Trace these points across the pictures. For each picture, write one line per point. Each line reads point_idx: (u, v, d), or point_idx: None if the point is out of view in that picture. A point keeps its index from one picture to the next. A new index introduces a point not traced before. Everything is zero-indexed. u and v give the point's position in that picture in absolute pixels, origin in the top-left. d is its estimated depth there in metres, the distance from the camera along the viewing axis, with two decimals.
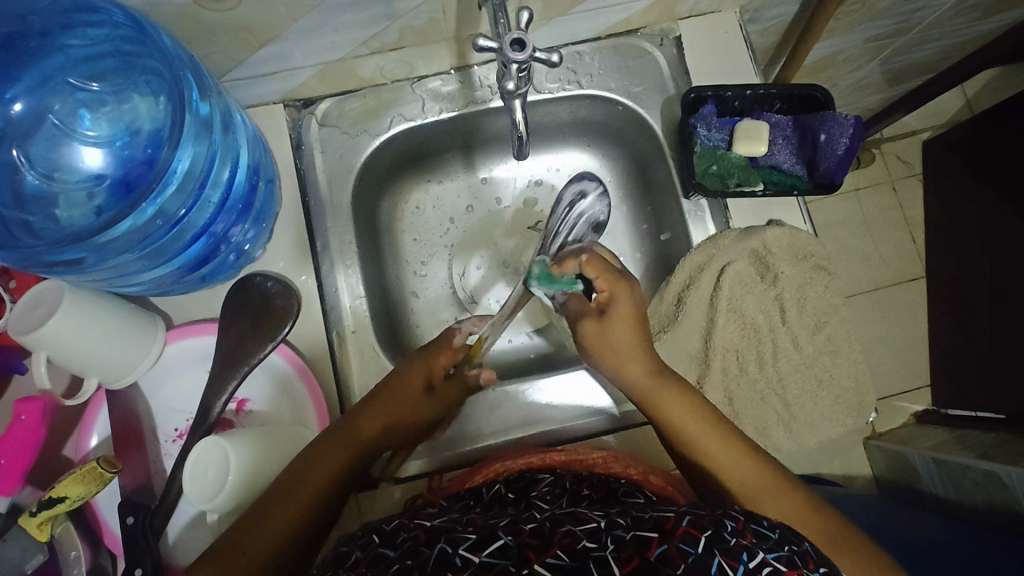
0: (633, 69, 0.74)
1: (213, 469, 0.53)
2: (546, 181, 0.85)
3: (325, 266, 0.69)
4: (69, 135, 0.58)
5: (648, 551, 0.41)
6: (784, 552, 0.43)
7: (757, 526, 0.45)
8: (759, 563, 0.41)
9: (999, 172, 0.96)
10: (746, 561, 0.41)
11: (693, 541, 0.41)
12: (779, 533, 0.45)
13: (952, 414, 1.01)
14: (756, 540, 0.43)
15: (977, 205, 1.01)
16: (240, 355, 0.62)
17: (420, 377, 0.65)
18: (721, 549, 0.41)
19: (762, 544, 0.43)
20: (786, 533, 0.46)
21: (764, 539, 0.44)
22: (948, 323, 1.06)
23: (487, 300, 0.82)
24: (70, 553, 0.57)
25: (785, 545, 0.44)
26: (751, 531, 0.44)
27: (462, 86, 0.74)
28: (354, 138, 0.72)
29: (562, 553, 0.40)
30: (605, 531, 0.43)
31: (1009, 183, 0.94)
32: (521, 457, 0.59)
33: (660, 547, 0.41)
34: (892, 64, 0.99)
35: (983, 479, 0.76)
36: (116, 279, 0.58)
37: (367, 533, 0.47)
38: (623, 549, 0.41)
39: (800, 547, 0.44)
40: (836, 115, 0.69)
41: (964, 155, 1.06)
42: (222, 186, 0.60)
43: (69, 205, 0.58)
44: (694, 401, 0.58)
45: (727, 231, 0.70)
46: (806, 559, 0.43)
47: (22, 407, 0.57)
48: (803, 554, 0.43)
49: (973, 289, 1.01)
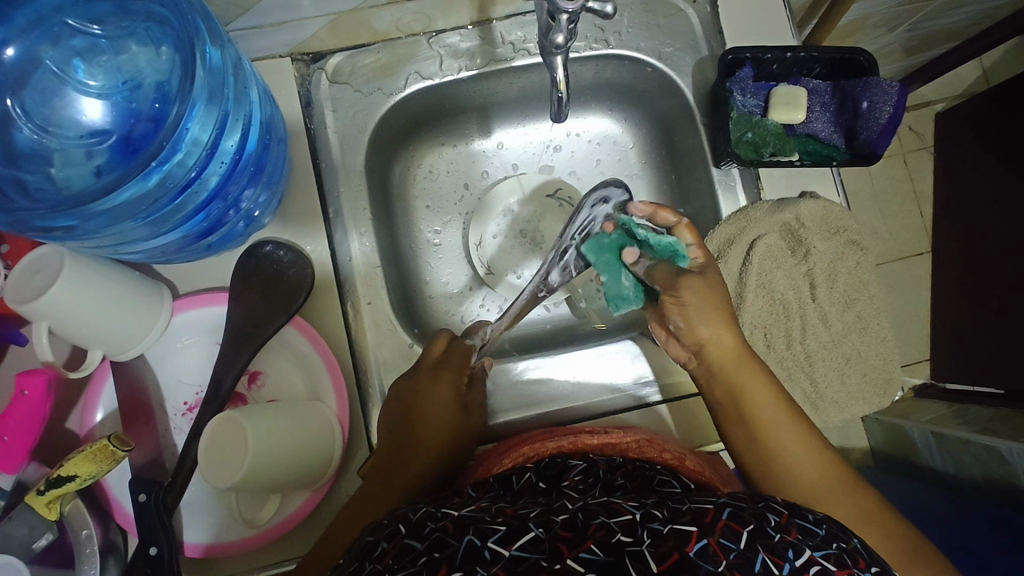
0: (664, 28, 0.69)
1: (229, 446, 0.50)
2: (565, 146, 0.81)
3: (339, 232, 0.66)
4: (65, 84, 0.54)
5: (688, 546, 0.38)
6: (832, 549, 0.39)
7: (802, 521, 0.42)
8: (806, 562, 0.38)
9: (1008, 143, 0.90)
10: (792, 560, 0.38)
11: (733, 536, 0.39)
12: (826, 529, 0.42)
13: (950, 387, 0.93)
14: (802, 536, 0.40)
15: (986, 177, 0.95)
16: (254, 329, 0.60)
17: (451, 379, 0.62)
18: (764, 545, 0.38)
19: (808, 541, 0.40)
20: (833, 527, 0.42)
21: (811, 535, 0.40)
22: (948, 298, 1.01)
23: (506, 273, 0.78)
24: (82, 532, 0.54)
25: (833, 542, 0.40)
26: (796, 526, 0.41)
27: (482, 42, 0.69)
28: (367, 97, 0.68)
29: (596, 547, 0.38)
30: (641, 525, 0.39)
31: (1017, 155, 0.88)
32: (551, 440, 0.56)
33: (700, 542, 0.38)
34: (919, 30, 0.91)
35: (983, 454, 0.68)
36: (120, 246, 0.54)
37: (392, 522, 0.43)
38: (661, 543, 0.38)
39: (850, 544, 0.41)
40: (880, 81, 0.66)
41: (975, 124, 0.98)
42: (232, 152, 0.55)
43: (66, 163, 0.53)
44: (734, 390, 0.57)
45: (759, 204, 0.68)
46: (856, 558, 0.39)
47: (25, 381, 0.53)
48: (852, 552, 0.40)
49: (975, 266, 0.96)
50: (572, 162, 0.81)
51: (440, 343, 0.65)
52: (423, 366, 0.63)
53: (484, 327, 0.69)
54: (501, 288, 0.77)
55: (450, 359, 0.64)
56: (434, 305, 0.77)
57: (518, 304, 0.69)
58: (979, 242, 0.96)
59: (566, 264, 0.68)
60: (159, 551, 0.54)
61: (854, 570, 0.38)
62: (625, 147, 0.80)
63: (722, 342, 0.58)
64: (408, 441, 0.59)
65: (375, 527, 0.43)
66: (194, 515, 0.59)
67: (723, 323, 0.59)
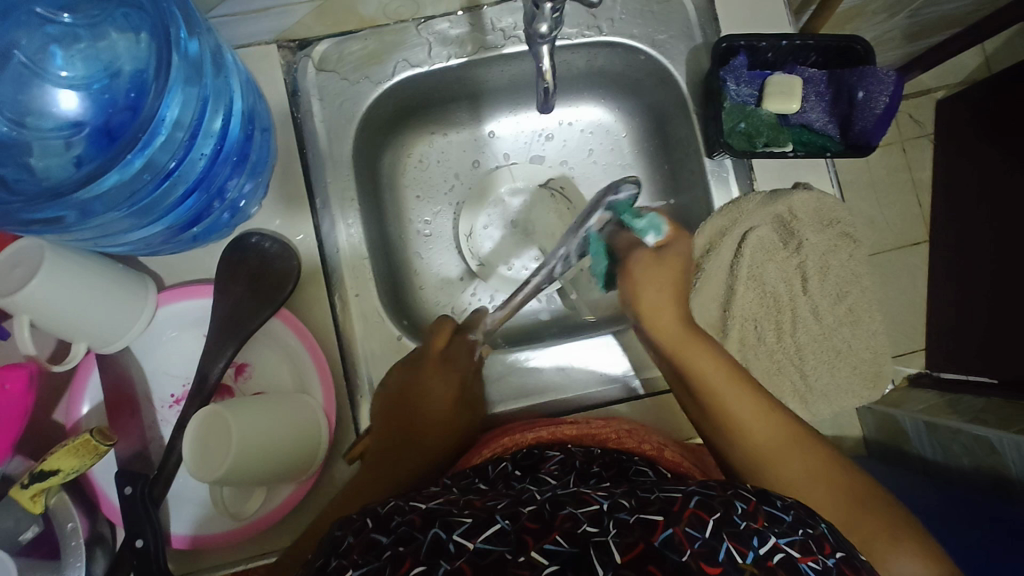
0: (656, 14, 0.68)
1: (213, 442, 0.50)
2: (557, 135, 0.80)
3: (325, 223, 0.65)
4: (40, 75, 0.53)
5: (653, 536, 0.38)
6: (798, 535, 0.39)
7: (770, 508, 0.41)
8: (770, 550, 0.38)
9: (1002, 132, 0.89)
10: (757, 547, 0.38)
11: (700, 525, 0.38)
12: (793, 514, 0.41)
13: (942, 378, 0.93)
14: (769, 523, 0.40)
15: (980, 169, 0.94)
16: (239, 322, 0.59)
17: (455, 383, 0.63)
18: (729, 533, 0.38)
19: (775, 528, 0.39)
20: (801, 513, 0.42)
21: (777, 521, 0.40)
22: (941, 289, 1.00)
23: (500, 266, 0.78)
24: (67, 525, 0.54)
25: (799, 528, 0.40)
26: (764, 513, 0.40)
27: (472, 29, 0.67)
28: (355, 85, 0.66)
29: (561, 539, 0.38)
30: (608, 515, 0.39)
31: (1012, 146, 0.88)
32: (531, 431, 0.56)
33: (665, 532, 0.38)
34: (919, 17, 0.86)
35: (974, 444, 0.68)
36: (102, 239, 0.54)
37: (361, 517, 0.43)
38: (627, 533, 0.38)
39: (817, 530, 0.41)
40: (876, 70, 0.65)
41: (973, 113, 0.97)
42: (214, 137, 0.54)
43: (44, 153, 0.52)
44: (698, 374, 0.54)
45: (752, 195, 0.67)
46: (821, 544, 0.39)
47: (5, 376, 0.52)
48: (818, 538, 0.40)
49: (969, 256, 0.95)
50: (564, 152, 0.80)
51: (443, 335, 0.65)
52: (417, 358, 0.63)
53: (485, 318, 0.69)
54: (493, 281, 0.77)
55: (455, 354, 0.64)
56: (425, 296, 0.76)
57: (523, 296, 0.69)
58: (974, 232, 0.95)
59: (567, 255, 0.70)
60: (145, 543, 0.55)
61: (819, 556, 0.38)
62: (618, 136, 0.79)
63: (667, 322, 0.58)
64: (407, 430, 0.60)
65: (343, 521, 0.43)
66: (179, 506, 0.59)
67: (668, 294, 0.59)
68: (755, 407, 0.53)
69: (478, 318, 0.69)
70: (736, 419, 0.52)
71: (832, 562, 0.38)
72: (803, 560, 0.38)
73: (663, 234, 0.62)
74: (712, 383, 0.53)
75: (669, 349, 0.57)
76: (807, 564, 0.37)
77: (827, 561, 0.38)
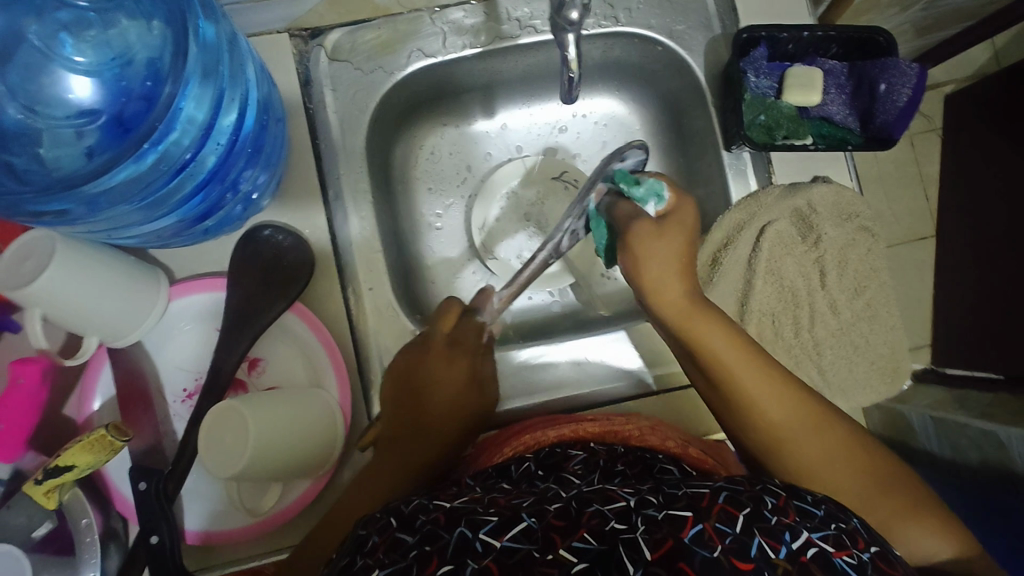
0: (675, 5, 0.67)
1: (228, 437, 0.49)
2: (571, 127, 0.79)
3: (339, 215, 0.64)
4: (52, 61, 0.52)
5: (683, 532, 0.37)
6: (830, 530, 0.39)
7: (800, 503, 0.41)
8: (803, 544, 0.37)
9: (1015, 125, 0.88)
10: (789, 542, 0.37)
11: (729, 521, 0.38)
12: (824, 509, 0.41)
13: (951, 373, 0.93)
14: (800, 518, 0.39)
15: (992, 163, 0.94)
16: (252, 314, 0.58)
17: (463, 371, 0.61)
18: (761, 529, 0.37)
19: (807, 523, 0.39)
20: (831, 508, 0.41)
21: (808, 516, 0.39)
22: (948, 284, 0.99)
23: (505, 255, 0.76)
24: (82, 521, 0.54)
25: (831, 523, 0.39)
26: (794, 509, 0.40)
27: (487, 19, 0.66)
28: (368, 75, 0.65)
29: (589, 536, 0.37)
30: (636, 511, 0.39)
31: None
32: (553, 428, 0.54)
33: (694, 528, 0.37)
34: (934, 9, 0.85)
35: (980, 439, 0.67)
36: (114, 231, 0.53)
37: (384, 515, 0.42)
38: (656, 529, 0.37)
39: (849, 524, 0.40)
40: (899, 62, 0.64)
41: (984, 107, 0.96)
42: (228, 131, 0.53)
43: (55, 143, 0.51)
44: (710, 356, 0.52)
45: (771, 188, 0.66)
46: (855, 538, 0.39)
47: (19, 369, 0.54)
48: (851, 533, 0.39)
49: (979, 252, 0.95)
50: (578, 144, 0.79)
51: (450, 318, 0.62)
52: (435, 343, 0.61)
53: (491, 299, 0.66)
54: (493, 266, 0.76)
55: (463, 337, 0.62)
56: (436, 290, 0.75)
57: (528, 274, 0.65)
58: (986, 226, 0.94)
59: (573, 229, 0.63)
60: (160, 540, 0.54)
61: (853, 551, 0.37)
62: (632, 129, 0.78)
63: (674, 296, 0.54)
64: (410, 418, 0.59)
65: (368, 520, 0.43)
66: (193, 503, 0.58)
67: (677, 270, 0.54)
68: (775, 389, 0.51)
69: (485, 298, 0.66)
70: (751, 401, 0.51)
71: (867, 557, 0.38)
72: (838, 555, 0.37)
73: (664, 203, 0.56)
74: (731, 369, 0.51)
75: (676, 329, 0.54)
76: (841, 558, 0.37)
77: (861, 556, 0.37)
